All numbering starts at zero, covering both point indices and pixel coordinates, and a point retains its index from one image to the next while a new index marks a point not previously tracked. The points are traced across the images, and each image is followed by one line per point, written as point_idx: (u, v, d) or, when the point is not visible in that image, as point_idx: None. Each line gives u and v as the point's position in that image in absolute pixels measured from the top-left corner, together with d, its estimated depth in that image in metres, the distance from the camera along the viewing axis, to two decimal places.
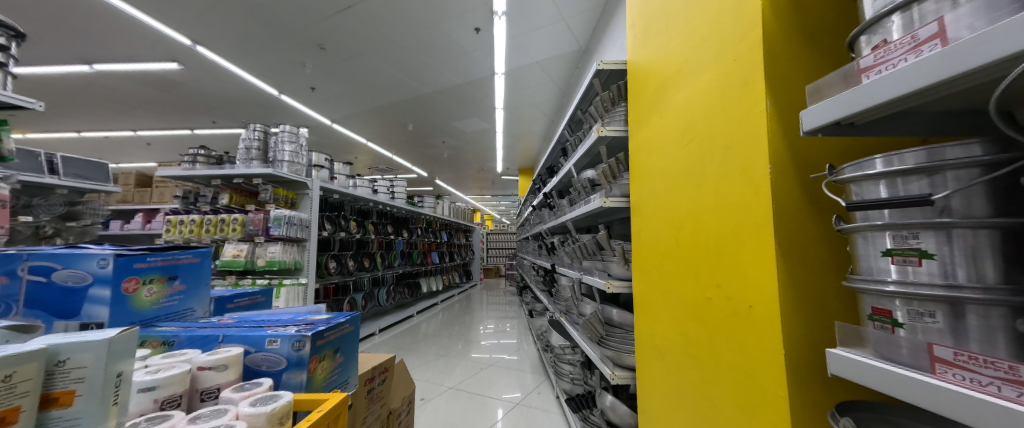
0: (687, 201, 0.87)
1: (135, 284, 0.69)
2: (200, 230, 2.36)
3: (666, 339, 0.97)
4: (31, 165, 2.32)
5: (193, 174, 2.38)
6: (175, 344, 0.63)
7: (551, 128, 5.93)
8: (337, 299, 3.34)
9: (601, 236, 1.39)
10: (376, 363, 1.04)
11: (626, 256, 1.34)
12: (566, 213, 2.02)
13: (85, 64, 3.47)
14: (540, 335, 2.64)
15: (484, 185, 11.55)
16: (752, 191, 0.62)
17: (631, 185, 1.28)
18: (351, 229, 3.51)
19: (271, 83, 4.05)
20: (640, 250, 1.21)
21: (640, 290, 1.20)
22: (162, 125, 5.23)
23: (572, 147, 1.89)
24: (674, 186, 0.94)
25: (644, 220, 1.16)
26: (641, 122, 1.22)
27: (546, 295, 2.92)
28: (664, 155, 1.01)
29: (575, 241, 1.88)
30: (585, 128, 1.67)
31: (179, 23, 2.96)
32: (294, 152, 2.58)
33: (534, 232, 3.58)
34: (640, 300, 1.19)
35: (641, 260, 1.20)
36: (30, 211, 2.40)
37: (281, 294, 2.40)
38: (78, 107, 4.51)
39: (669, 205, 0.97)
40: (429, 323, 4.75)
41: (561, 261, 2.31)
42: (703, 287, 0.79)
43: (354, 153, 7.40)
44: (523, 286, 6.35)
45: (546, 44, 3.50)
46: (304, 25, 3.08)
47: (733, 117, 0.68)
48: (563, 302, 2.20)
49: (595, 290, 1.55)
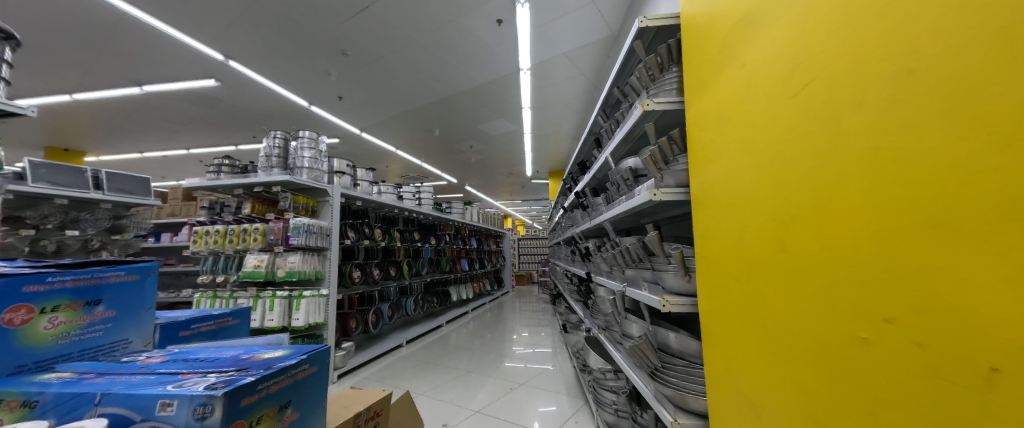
0: (792, 182, 0.55)
1: (27, 313, 0.52)
2: (223, 241, 2.37)
3: (768, 395, 0.64)
4: (79, 181, 2.51)
5: (216, 184, 2.38)
6: (39, 405, 0.43)
7: (582, 126, 5.60)
8: (363, 309, 3.26)
9: (652, 238, 1.03)
10: (364, 407, 0.83)
11: (687, 265, 0.99)
12: (602, 213, 1.72)
13: (135, 86, 3.87)
14: (575, 352, 2.33)
15: (514, 190, 11.35)
16: (1002, 140, 0.30)
17: (691, 170, 0.95)
18: (376, 237, 3.43)
19: (300, 95, 4.16)
20: (705, 259, 0.88)
21: (706, 313, 0.88)
22: (212, 141, 5.65)
23: (608, 134, 1.59)
24: (765, 161, 0.63)
25: (711, 217, 0.84)
26: (698, 86, 0.91)
27: (582, 307, 2.60)
28: (742, 121, 0.70)
29: (615, 246, 1.57)
30: (623, 108, 1.37)
31: (211, 37, 3.11)
32: (313, 159, 2.53)
33: (566, 236, 3.29)
34: (711, 328, 0.86)
35: (706, 272, 0.88)
36: (78, 225, 2.65)
37: (301, 306, 2.33)
38: (142, 126, 4.99)
39: (756, 192, 0.66)
40: (458, 333, 4.57)
41: (597, 269, 2.00)
42: (845, 324, 0.47)
43: (386, 162, 7.57)
44: (557, 294, 6.01)
45: (574, 32, 3.22)
46: (325, 31, 3.08)
47: (918, 19, 0.37)
48: (602, 316, 1.90)
49: (643, 306, 1.22)
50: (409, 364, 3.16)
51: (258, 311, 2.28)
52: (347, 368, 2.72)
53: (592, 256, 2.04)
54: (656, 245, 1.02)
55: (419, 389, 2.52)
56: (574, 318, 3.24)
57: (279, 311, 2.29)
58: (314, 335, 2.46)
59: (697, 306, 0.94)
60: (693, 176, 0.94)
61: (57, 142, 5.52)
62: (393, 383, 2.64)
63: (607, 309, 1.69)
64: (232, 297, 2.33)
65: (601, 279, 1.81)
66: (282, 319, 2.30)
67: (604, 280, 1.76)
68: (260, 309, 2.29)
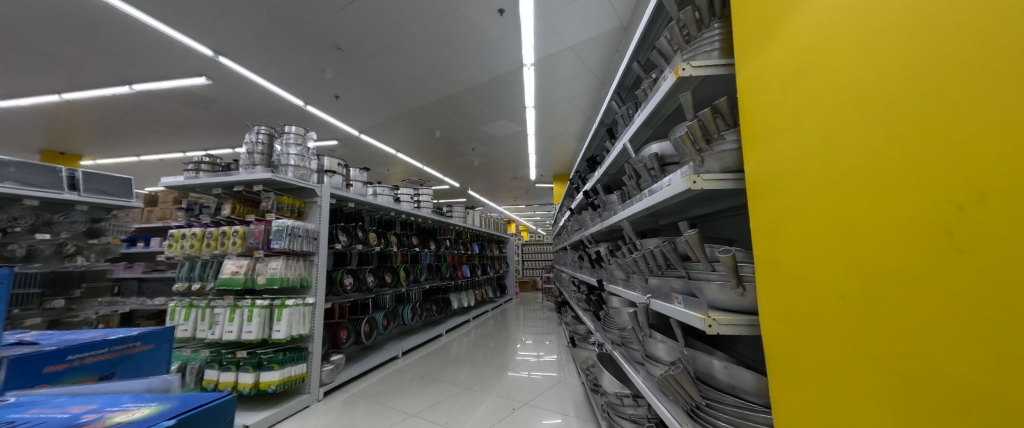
0: (978, 129, 0.32)
1: None
2: (200, 245, 2.20)
3: None
4: (52, 181, 2.38)
5: (194, 183, 2.21)
6: None
7: (588, 126, 5.41)
8: (355, 319, 3.05)
9: (691, 237, 0.80)
10: None
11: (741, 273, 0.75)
12: (617, 212, 1.50)
13: (126, 85, 3.76)
14: (584, 368, 2.08)
15: (517, 195, 11.16)
16: None
17: (747, 148, 0.70)
18: (371, 241, 3.24)
19: (295, 94, 4.01)
20: (773, 265, 0.63)
21: (781, 347, 0.61)
22: (209, 143, 5.54)
23: (623, 121, 1.38)
24: (901, 102, 0.39)
25: (782, 204, 0.60)
26: (760, 31, 0.66)
27: (593, 319, 2.36)
28: (846, 55, 0.47)
29: (633, 251, 1.35)
30: (643, 86, 1.15)
31: (199, 32, 2.98)
32: (300, 156, 2.35)
33: (573, 240, 3.07)
34: (791, 369, 0.59)
35: (775, 284, 0.62)
36: (51, 228, 2.50)
37: (282, 316, 2.11)
38: (136, 128, 4.88)
39: (880, 154, 0.42)
40: (458, 343, 4.33)
41: (610, 276, 1.78)
42: None
43: (387, 165, 7.42)
44: (562, 302, 5.76)
45: (581, 24, 3.03)
46: (318, 23, 2.92)
47: None
48: (615, 330, 1.66)
49: (674, 324, 0.99)
50: (404, 377, 2.93)
51: (234, 321, 2.09)
52: (335, 384, 2.50)
53: (604, 262, 1.82)
54: (698, 246, 0.79)
55: (413, 408, 2.29)
56: (582, 328, 3.01)
57: (258, 323, 2.08)
58: (297, 349, 2.25)
59: (762, 332, 0.67)
60: (750, 150, 0.69)
61: (53, 145, 5.47)
62: (384, 401, 2.41)
63: (625, 324, 1.46)
64: (209, 307, 2.15)
65: (616, 289, 1.59)
66: (261, 331, 2.09)
67: (620, 289, 1.53)
68: (237, 319, 2.09)
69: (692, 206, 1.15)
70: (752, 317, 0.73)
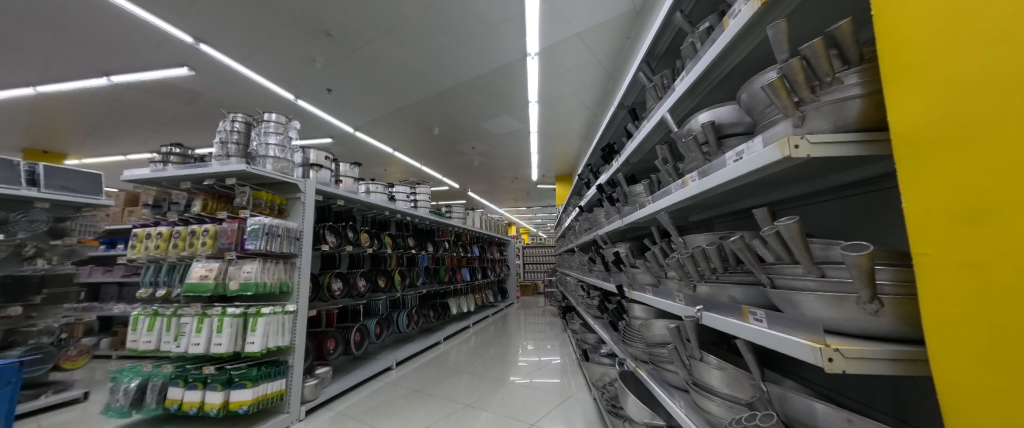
0: None
1: None
2: (166, 246, 1.96)
3: None
4: (9, 176, 2.17)
5: (161, 177, 1.97)
6: None
7: (593, 123, 5.19)
8: (345, 327, 2.80)
9: (788, 228, 0.55)
10: None
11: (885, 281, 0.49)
12: (646, 206, 1.27)
13: (103, 77, 3.54)
14: (600, 386, 1.83)
15: (518, 196, 10.94)
16: None
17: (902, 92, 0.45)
18: (362, 242, 3.00)
19: (285, 87, 3.80)
20: (965, 271, 0.38)
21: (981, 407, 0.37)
22: (198, 140, 5.32)
23: (654, 94, 1.15)
24: None
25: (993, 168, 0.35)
26: None
27: (608, 330, 2.11)
28: None
29: (668, 251, 1.11)
30: (689, 42, 0.91)
31: (177, 17, 2.76)
32: (280, 147, 2.12)
33: (582, 241, 2.84)
34: None
35: (967, 303, 0.38)
36: (6, 228, 2.26)
37: (257, 326, 1.87)
38: (119, 125, 4.66)
39: None
40: (457, 350, 4.08)
41: (632, 280, 1.54)
42: None
43: (384, 165, 7.20)
44: (566, 306, 5.52)
45: (590, 7, 2.80)
46: (305, 6, 2.70)
47: None
48: (639, 345, 1.42)
49: (743, 348, 0.73)
50: (398, 391, 2.68)
51: (202, 332, 1.84)
52: (320, 401, 2.25)
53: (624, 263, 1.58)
54: (796, 241, 0.55)
55: None
56: (593, 338, 2.75)
57: (229, 334, 1.83)
58: (275, 362, 2.01)
59: (933, 374, 0.42)
60: (909, 91, 0.44)
61: (34, 143, 5.25)
62: (374, 420, 2.15)
63: (657, 339, 1.22)
64: (175, 316, 1.91)
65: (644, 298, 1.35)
66: (232, 344, 1.83)
67: (649, 297, 1.29)
68: (206, 329, 1.84)
69: (749, 193, 0.92)
70: (898, 348, 0.47)
